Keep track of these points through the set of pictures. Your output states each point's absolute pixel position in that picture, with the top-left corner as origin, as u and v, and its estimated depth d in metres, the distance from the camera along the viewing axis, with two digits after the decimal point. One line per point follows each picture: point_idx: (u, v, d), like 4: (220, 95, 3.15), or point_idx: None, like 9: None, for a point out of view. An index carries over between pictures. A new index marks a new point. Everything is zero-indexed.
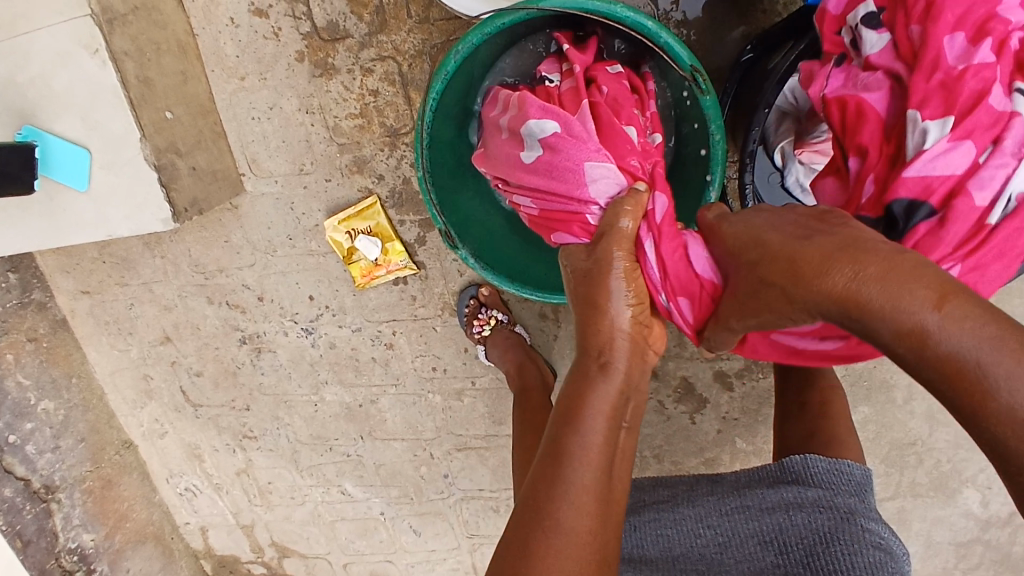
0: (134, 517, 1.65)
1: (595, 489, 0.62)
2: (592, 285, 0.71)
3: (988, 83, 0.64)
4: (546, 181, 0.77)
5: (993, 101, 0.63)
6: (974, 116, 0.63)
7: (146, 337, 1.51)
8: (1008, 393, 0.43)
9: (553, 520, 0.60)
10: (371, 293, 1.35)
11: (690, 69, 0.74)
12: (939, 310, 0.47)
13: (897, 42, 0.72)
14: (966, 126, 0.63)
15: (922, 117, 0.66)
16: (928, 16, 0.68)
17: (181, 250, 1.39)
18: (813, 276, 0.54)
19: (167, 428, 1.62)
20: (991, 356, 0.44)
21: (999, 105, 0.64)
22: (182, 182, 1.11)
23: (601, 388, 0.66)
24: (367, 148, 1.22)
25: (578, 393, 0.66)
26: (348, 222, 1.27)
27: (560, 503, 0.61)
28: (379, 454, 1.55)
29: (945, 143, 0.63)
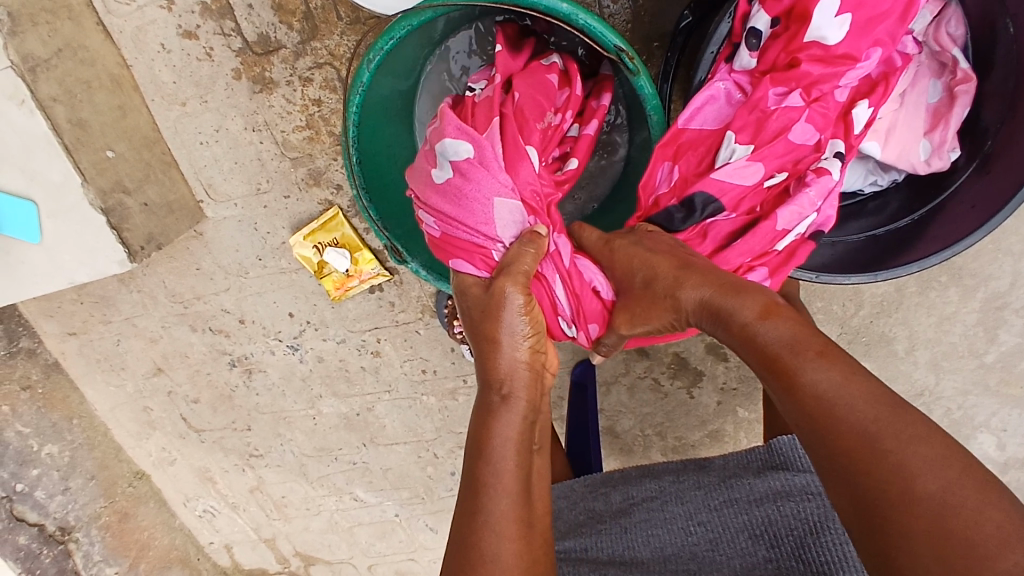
0: (157, 544, 1.68)
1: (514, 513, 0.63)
2: (485, 323, 0.74)
3: (789, 125, 0.81)
4: (455, 207, 0.76)
5: (787, 140, 0.81)
6: (768, 147, 0.81)
7: (139, 370, 1.51)
8: (908, 471, 0.52)
9: (477, 549, 0.61)
10: (349, 303, 1.33)
11: (615, 51, 0.69)
12: (840, 379, 0.58)
13: (767, 60, 0.81)
14: (761, 153, 0.81)
15: (735, 140, 0.82)
16: (793, 45, 0.79)
17: (155, 282, 1.37)
18: (750, 332, 0.66)
19: (176, 455, 1.62)
20: (894, 434, 0.54)
21: (790, 144, 0.81)
22: (135, 220, 1.09)
23: (504, 418, 0.68)
24: (320, 160, 1.18)
25: (483, 425, 0.68)
26: (313, 237, 1.24)
27: (480, 532, 0.62)
28: (385, 459, 1.55)
29: (744, 160, 0.80)
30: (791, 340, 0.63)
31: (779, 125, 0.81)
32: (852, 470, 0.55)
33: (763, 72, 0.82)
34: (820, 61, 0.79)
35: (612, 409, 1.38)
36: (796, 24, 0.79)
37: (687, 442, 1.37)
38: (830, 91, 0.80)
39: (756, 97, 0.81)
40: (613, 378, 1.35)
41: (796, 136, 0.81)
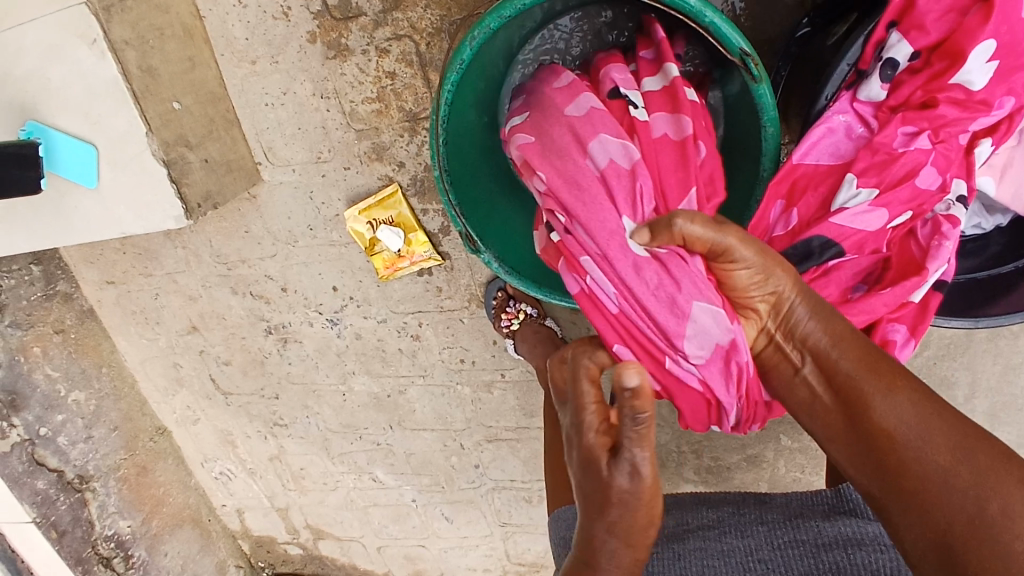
0: (171, 501, 1.69)
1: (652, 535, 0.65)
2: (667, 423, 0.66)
3: (917, 169, 0.74)
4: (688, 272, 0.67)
5: (915, 186, 0.74)
6: (894, 192, 0.73)
7: (174, 327, 1.49)
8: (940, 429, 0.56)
9: None
10: (396, 284, 1.30)
11: (739, 54, 0.64)
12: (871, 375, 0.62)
13: (895, 97, 0.77)
14: (888, 199, 0.73)
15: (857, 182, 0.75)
16: (933, 85, 0.74)
17: (202, 240, 1.35)
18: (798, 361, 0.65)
19: (199, 415, 1.63)
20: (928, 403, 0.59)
21: (919, 190, 0.74)
22: (194, 176, 1.06)
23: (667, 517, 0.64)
24: (385, 134, 1.15)
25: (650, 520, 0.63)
26: (369, 212, 1.21)
27: None
28: (409, 443, 1.53)
29: (868, 206, 0.73)
30: (856, 360, 0.61)
31: (908, 167, 0.74)
32: (907, 488, 0.55)
33: (892, 107, 0.77)
34: (958, 104, 0.74)
35: None
36: (938, 60, 0.74)
37: (723, 463, 1.37)
38: (957, 135, 0.75)
39: (882, 138, 0.75)
40: None
41: (922, 181, 0.74)
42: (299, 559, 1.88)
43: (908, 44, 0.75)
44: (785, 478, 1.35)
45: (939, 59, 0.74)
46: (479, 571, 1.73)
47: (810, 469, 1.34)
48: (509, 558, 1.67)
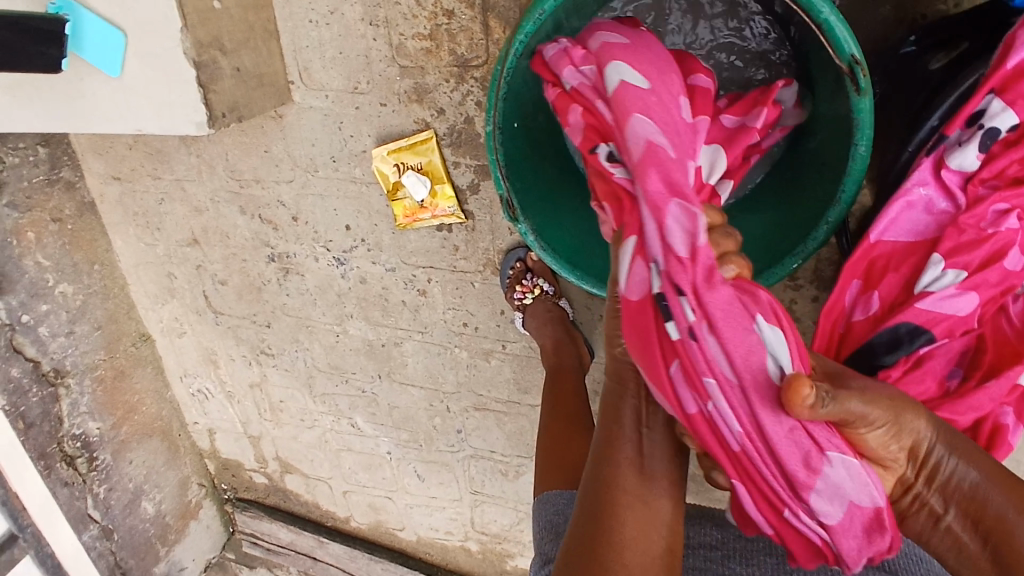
0: (143, 410, 1.67)
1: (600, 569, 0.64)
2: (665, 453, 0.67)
3: (1005, 249, 0.75)
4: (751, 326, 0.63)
5: (1000, 267, 0.75)
6: (979, 276, 0.75)
7: (175, 236, 1.44)
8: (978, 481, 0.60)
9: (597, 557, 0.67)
10: (412, 234, 1.24)
11: (849, 61, 0.61)
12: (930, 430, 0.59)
13: (984, 169, 0.75)
14: (972, 283, 0.75)
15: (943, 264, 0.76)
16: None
17: (218, 152, 1.28)
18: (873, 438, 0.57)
19: (186, 329, 1.59)
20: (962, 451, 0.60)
21: (1003, 270, 0.75)
22: (223, 84, 0.99)
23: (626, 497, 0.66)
24: (430, 76, 1.08)
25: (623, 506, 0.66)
26: (398, 155, 1.14)
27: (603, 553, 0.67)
28: (395, 397, 1.49)
29: (953, 291, 0.75)
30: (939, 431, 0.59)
31: (994, 248, 0.75)
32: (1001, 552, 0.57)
33: (983, 178, 0.75)
34: None
35: None
36: None
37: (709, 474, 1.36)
38: None
39: (973, 216, 0.75)
40: None
41: (1009, 261, 0.75)
42: (262, 489, 1.87)
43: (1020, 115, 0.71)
44: None
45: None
46: (440, 532, 1.72)
47: None
48: (474, 526, 1.66)
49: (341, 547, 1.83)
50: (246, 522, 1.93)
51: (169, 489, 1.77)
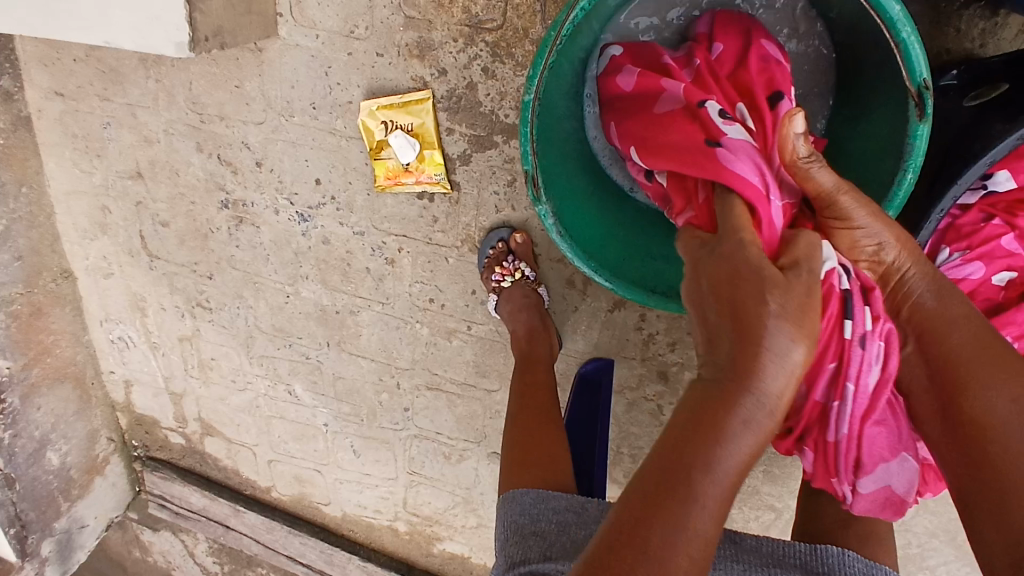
0: (57, 353, 1.48)
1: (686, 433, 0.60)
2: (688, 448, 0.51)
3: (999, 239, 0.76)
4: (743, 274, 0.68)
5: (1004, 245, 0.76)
6: (986, 250, 0.76)
7: (116, 166, 1.29)
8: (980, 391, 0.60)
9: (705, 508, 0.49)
10: (389, 199, 1.16)
11: (919, 83, 0.60)
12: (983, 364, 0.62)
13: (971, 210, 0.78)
14: (980, 254, 0.76)
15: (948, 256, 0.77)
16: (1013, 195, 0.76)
17: (181, 80, 1.16)
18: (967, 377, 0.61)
19: (114, 270, 1.44)
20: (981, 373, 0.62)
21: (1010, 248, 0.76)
22: (211, 4, 0.88)
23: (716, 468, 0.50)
24: (437, 32, 1.01)
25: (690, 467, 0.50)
26: (390, 112, 1.07)
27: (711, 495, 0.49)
28: (342, 367, 1.41)
29: (960, 260, 0.77)
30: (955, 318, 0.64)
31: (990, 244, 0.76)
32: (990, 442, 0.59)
33: (979, 211, 0.78)
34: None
35: None
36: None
37: None
38: None
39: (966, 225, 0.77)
40: (619, 387, 1.25)
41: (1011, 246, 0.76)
42: (177, 450, 1.73)
43: (1008, 175, 0.75)
44: None
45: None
46: (369, 510, 1.66)
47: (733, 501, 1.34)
48: (405, 506, 1.61)
49: (258, 517, 1.73)
50: (156, 484, 1.77)
51: (76, 441, 1.58)
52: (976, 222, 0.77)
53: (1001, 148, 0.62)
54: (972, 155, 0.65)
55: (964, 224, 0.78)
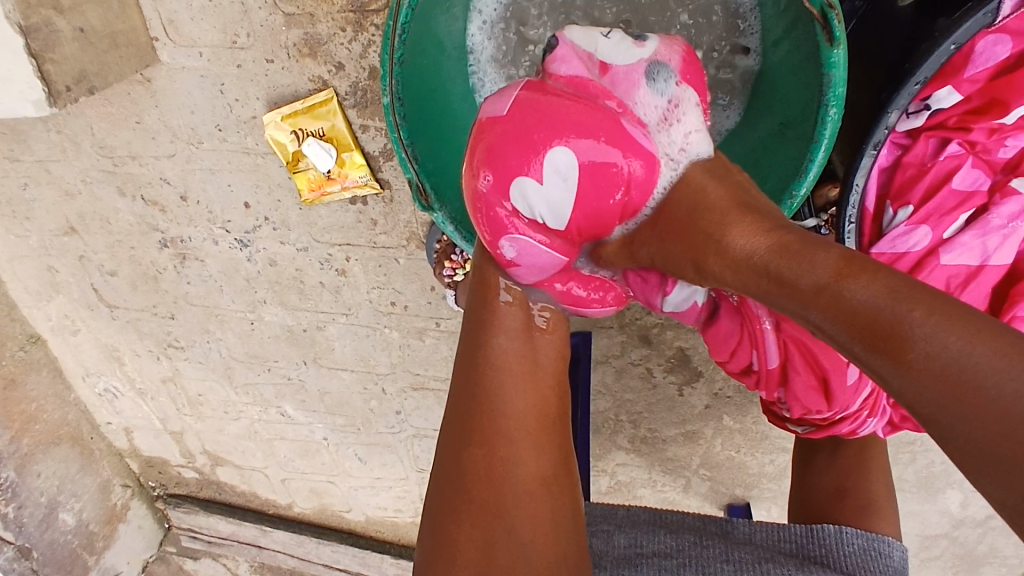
0: (46, 418, 1.49)
1: (520, 352, 0.66)
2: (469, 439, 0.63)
3: (946, 177, 0.66)
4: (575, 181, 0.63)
5: (952, 184, 0.66)
6: (933, 204, 0.66)
7: (49, 225, 1.23)
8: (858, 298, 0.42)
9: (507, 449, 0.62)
10: (322, 210, 1.09)
11: (822, 5, 0.51)
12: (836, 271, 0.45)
13: (918, 137, 0.67)
14: (927, 213, 0.66)
15: (897, 209, 0.67)
16: (967, 120, 0.64)
17: (82, 126, 1.09)
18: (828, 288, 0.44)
19: (80, 326, 1.40)
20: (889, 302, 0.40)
21: (958, 185, 0.66)
22: (64, 49, 0.85)
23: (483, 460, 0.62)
24: (322, 25, 0.92)
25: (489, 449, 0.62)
26: (294, 119, 0.98)
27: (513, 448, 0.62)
28: (324, 382, 1.37)
29: (904, 228, 0.66)
30: (860, 280, 0.43)
31: (939, 179, 0.66)
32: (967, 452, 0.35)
33: (924, 133, 0.66)
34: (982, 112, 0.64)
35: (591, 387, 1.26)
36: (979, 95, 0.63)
37: (659, 436, 1.31)
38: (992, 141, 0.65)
39: (912, 156, 0.67)
40: (602, 357, 1.22)
41: (962, 178, 0.66)
42: (193, 483, 1.74)
43: (953, 91, 0.63)
44: (718, 455, 1.30)
45: (975, 93, 0.63)
46: (389, 510, 1.64)
47: (745, 449, 1.28)
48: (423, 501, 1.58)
49: (285, 534, 1.73)
50: (181, 518, 1.78)
51: (89, 495, 1.60)
52: (926, 150, 0.66)
53: (927, 62, 0.53)
54: (902, 73, 0.56)
55: (911, 162, 0.67)
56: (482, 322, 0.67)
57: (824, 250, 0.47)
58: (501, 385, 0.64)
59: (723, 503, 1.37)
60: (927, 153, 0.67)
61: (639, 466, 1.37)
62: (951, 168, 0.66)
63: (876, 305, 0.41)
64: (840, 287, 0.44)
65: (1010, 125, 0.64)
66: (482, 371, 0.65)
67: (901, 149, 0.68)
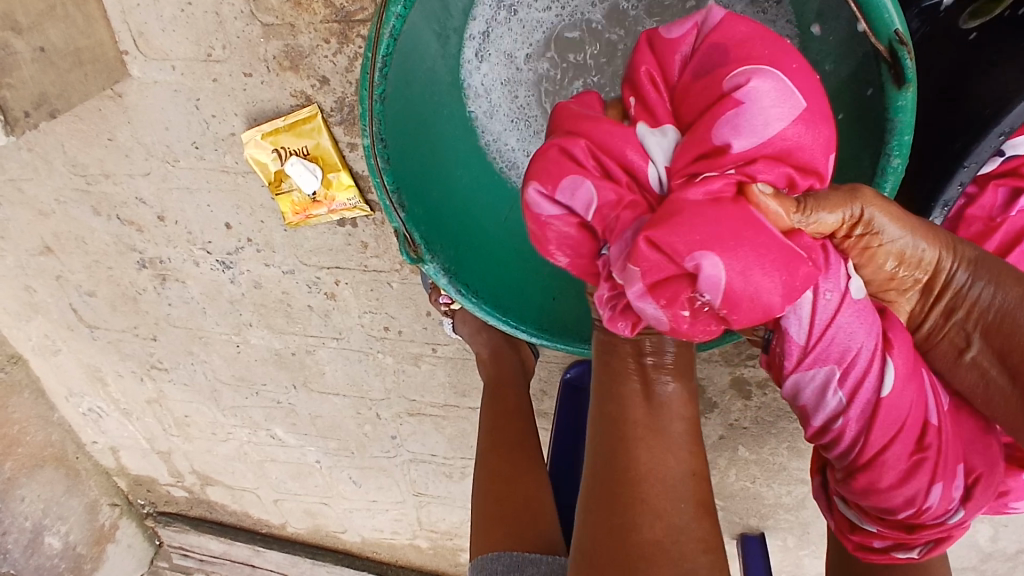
0: (27, 440, 1.42)
1: (645, 418, 0.57)
2: (611, 505, 0.55)
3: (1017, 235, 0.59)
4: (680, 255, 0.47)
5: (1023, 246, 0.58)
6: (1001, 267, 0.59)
7: (21, 244, 1.16)
8: None
9: (652, 526, 0.54)
10: (308, 232, 1.02)
11: (892, 40, 0.43)
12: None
13: (989, 187, 0.59)
14: None
15: None
16: None
17: (50, 143, 1.01)
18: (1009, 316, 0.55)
19: (60, 346, 1.33)
20: None
21: None
22: (23, 71, 0.77)
23: (660, 540, 0.53)
24: (304, 35, 0.84)
25: (631, 530, 0.54)
26: (276, 137, 0.90)
27: (656, 518, 0.54)
28: (316, 406, 1.30)
29: None
30: None
31: (1008, 237, 0.59)
32: None
33: (995, 180, 0.59)
34: None
35: None
36: None
37: None
38: None
39: (979, 208, 0.60)
40: None
41: None
42: (183, 501, 1.68)
43: None
44: (732, 486, 1.23)
45: None
46: (386, 532, 1.57)
47: (760, 480, 1.21)
48: (421, 525, 1.51)
49: (279, 553, 1.67)
50: (173, 537, 1.72)
51: (75, 517, 1.54)
52: (995, 202, 0.59)
53: (1019, 108, 0.48)
54: (985, 121, 0.50)
55: (976, 216, 0.60)
56: (608, 390, 0.59)
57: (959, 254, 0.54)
58: (646, 459, 0.56)
59: (736, 533, 1.30)
60: (995, 205, 0.60)
61: None
62: (1022, 226, 0.58)
63: None
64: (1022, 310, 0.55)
65: None
66: (620, 441, 0.57)
67: (965, 200, 0.61)
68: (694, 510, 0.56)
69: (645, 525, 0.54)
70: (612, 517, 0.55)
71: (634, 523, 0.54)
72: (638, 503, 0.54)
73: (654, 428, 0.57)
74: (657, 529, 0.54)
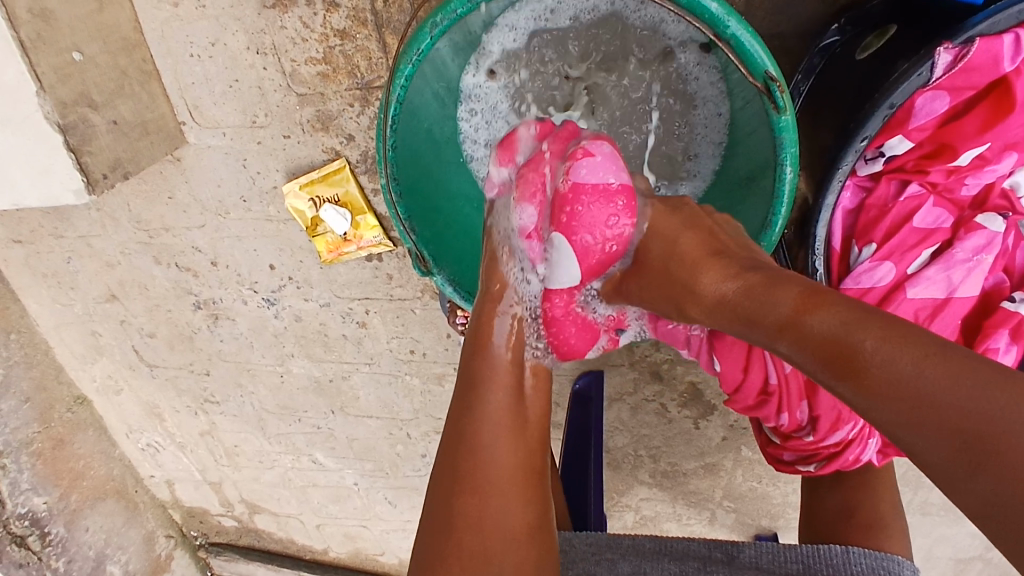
0: (92, 474, 1.57)
1: (510, 409, 0.68)
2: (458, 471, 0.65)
3: (905, 215, 0.73)
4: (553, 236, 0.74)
5: (910, 223, 0.73)
6: (894, 242, 0.73)
7: (91, 293, 1.33)
8: (875, 357, 0.47)
9: (488, 497, 0.64)
10: (340, 268, 1.16)
11: (764, 77, 0.57)
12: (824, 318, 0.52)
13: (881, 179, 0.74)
14: (888, 250, 0.73)
15: (865, 247, 0.74)
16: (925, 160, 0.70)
17: (119, 204, 1.18)
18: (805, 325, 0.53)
19: (122, 385, 1.49)
20: (888, 349, 0.47)
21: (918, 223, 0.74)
22: (100, 141, 0.94)
23: (492, 506, 0.63)
24: (333, 101, 1.00)
25: (471, 507, 0.63)
26: (311, 188, 1.06)
27: (491, 491, 0.64)
28: (352, 429, 1.42)
29: (868, 264, 0.73)
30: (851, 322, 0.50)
31: (898, 219, 0.73)
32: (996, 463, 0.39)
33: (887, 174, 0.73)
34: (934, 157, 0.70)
35: (608, 424, 1.30)
36: (929, 142, 0.69)
37: (680, 469, 1.32)
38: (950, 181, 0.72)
39: (875, 197, 0.74)
40: (617, 394, 1.25)
41: (922, 217, 0.74)
42: (233, 531, 1.80)
43: (902, 140, 0.68)
44: (740, 486, 1.31)
45: (925, 140, 0.68)
46: None
47: (766, 479, 1.29)
48: None
49: None
50: (223, 566, 1.84)
51: (134, 547, 1.67)
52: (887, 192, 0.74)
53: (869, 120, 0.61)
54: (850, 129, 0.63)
55: (873, 204, 0.74)
56: (472, 381, 0.69)
57: (788, 287, 0.56)
58: (490, 441, 0.66)
59: (750, 533, 1.37)
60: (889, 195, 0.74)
61: (662, 500, 1.38)
62: (911, 209, 0.73)
63: (910, 375, 0.45)
64: (815, 323, 0.52)
65: (965, 168, 0.71)
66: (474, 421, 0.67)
67: (865, 192, 0.75)
68: (528, 494, 0.66)
69: (485, 497, 0.63)
70: (457, 491, 0.64)
71: (473, 493, 0.64)
72: (480, 475, 0.64)
73: (515, 425, 0.68)
74: (495, 511, 0.63)
